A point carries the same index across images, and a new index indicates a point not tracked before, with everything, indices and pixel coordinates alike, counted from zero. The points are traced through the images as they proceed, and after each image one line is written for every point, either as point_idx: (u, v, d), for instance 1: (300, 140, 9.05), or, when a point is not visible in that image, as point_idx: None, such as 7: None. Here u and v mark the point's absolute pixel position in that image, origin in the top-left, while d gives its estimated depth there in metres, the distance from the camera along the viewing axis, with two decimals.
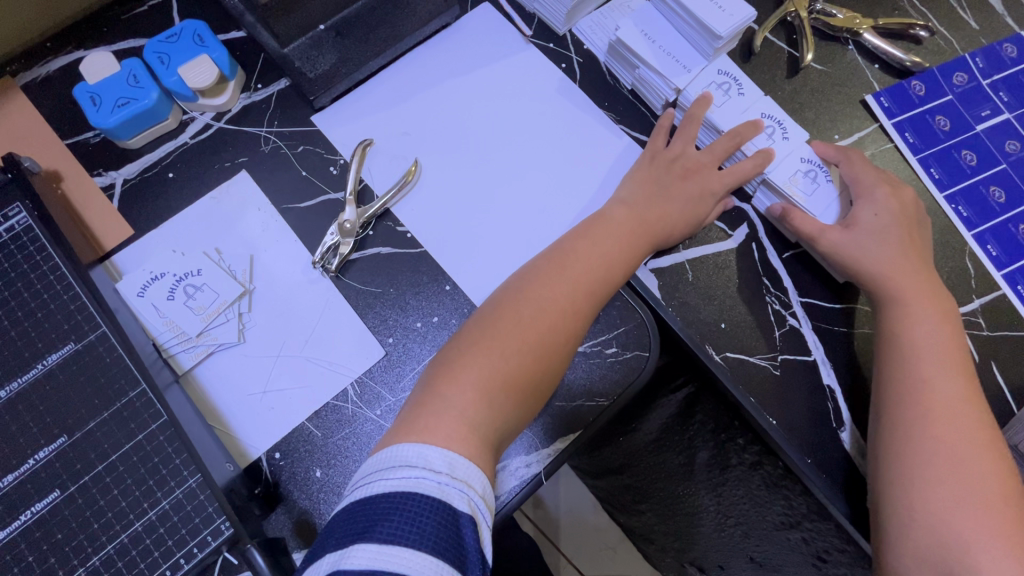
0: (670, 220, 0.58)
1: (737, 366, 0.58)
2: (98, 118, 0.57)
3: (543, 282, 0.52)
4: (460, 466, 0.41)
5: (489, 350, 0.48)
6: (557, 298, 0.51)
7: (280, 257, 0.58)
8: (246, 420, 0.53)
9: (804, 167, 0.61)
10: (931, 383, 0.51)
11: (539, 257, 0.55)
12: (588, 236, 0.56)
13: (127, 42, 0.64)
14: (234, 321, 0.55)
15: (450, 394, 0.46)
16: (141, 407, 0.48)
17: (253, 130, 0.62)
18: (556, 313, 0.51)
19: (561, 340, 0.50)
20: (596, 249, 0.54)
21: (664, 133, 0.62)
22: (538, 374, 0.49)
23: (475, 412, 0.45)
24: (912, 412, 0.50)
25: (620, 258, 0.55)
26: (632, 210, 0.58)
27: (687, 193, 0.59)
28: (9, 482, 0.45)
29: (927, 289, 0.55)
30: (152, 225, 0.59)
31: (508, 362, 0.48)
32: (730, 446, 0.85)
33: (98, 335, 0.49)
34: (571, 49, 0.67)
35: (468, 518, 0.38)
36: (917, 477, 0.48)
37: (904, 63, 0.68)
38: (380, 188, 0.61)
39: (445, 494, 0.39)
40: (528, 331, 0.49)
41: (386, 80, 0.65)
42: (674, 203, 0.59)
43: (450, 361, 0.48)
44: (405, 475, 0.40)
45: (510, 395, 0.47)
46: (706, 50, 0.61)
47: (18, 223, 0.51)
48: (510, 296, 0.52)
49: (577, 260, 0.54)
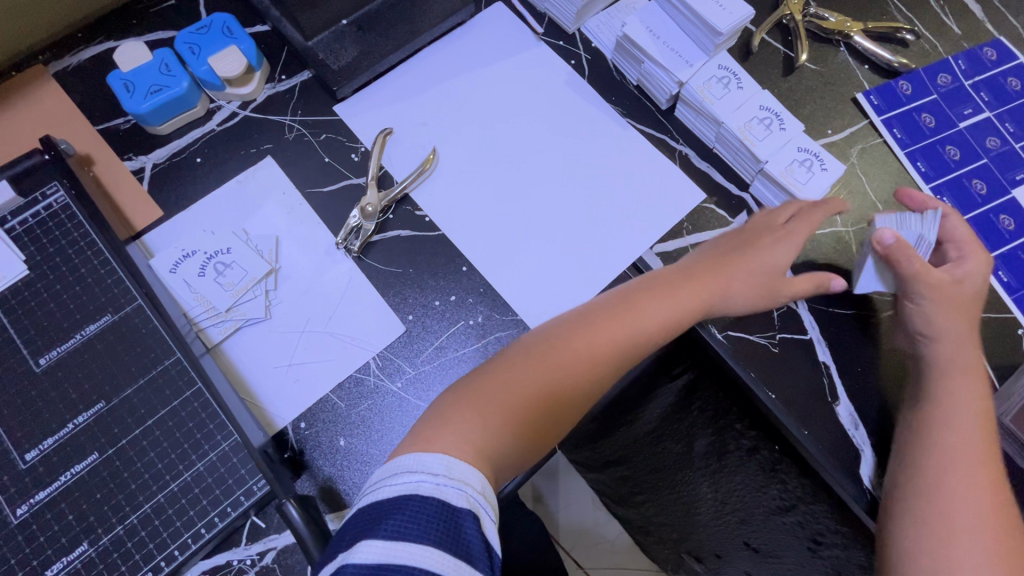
0: (739, 278, 0.59)
1: (738, 344, 0.61)
2: (131, 105, 0.60)
3: (562, 331, 0.54)
4: (457, 468, 0.43)
5: (502, 391, 0.50)
6: (578, 348, 0.54)
7: (305, 237, 0.61)
8: (273, 391, 0.56)
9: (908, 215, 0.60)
10: (955, 436, 0.53)
11: (571, 312, 0.57)
12: (638, 306, 0.56)
13: (155, 33, 0.66)
14: (261, 297, 0.58)
15: (460, 419, 0.48)
16: (175, 374, 0.50)
17: (278, 118, 0.65)
18: (569, 360, 0.53)
19: (566, 392, 0.53)
20: (648, 305, 0.56)
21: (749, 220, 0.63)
22: (537, 425, 0.51)
23: (479, 435, 0.47)
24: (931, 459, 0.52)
25: (665, 328, 0.56)
26: (687, 270, 0.60)
27: (757, 267, 0.60)
28: (50, 445, 0.47)
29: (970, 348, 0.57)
30: (181, 207, 0.61)
31: (516, 405, 0.50)
32: (727, 433, 0.88)
33: (134, 307, 0.52)
34: (580, 46, 0.71)
35: (468, 513, 0.40)
36: (914, 508, 0.51)
37: (892, 64, 0.72)
38: (400, 174, 0.64)
39: (443, 494, 0.40)
40: (542, 381, 0.52)
41: (404, 73, 0.68)
42: (741, 274, 0.59)
43: (461, 398, 0.50)
44: (407, 480, 0.41)
45: (516, 432, 0.49)
46: (707, 47, 0.64)
47: (57, 202, 0.53)
48: (531, 341, 0.54)
49: (618, 315, 0.55)
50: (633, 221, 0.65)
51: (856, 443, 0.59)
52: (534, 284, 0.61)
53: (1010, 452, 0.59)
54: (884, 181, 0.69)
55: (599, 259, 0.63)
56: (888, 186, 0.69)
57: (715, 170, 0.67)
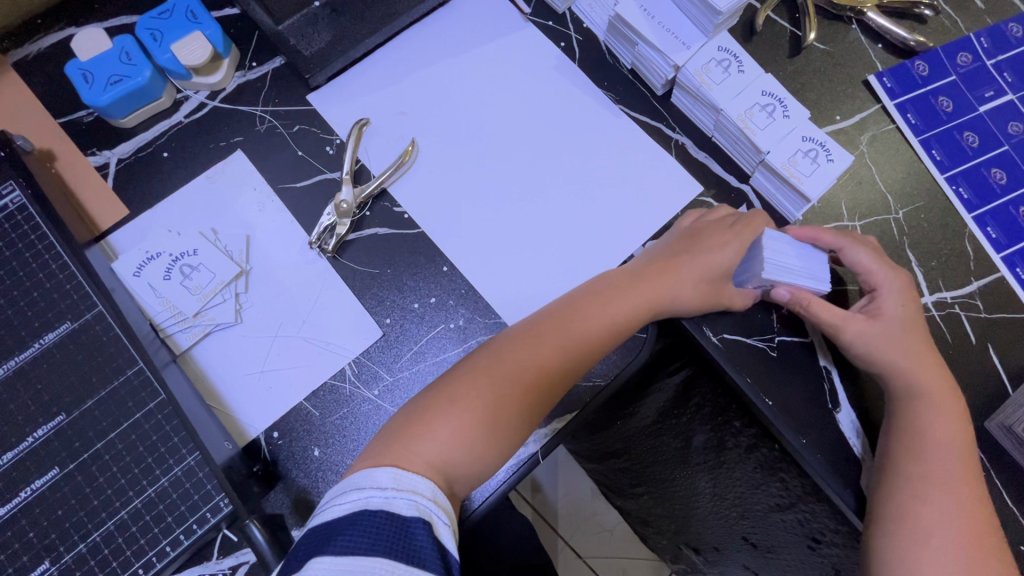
0: (681, 292, 0.54)
1: (734, 347, 0.57)
2: (90, 96, 0.56)
3: (529, 336, 0.51)
4: (406, 479, 0.42)
5: (463, 401, 0.48)
6: (540, 358, 0.50)
7: (277, 237, 0.58)
8: (244, 399, 0.54)
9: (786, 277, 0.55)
10: (937, 494, 0.49)
11: (539, 314, 0.53)
12: (584, 313, 0.52)
13: (118, 19, 0.62)
14: (230, 301, 0.55)
15: (428, 436, 0.46)
16: (138, 386, 0.48)
17: (248, 109, 0.62)
18: (534, 371, 0.50)
19: (536, 404, 0.50)
20: (605, 315, 0.52)
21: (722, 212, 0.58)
22: (502, 438, 0.48)
23: (442, 455, 0.46)
24: (911, 523, 0.49)
25: (617, 334, 0.53)
26: (631, 278, 0.54)
27: (699, 272, 0.54)
28: (8, 460, 0.45)
29: (921, 371, 0.53)
30: (147, 205, 0.59)
31: (480, 421, 0.47)
32: (726, 429, 0.82)
33: (94, 314, 0.49)
34: (570, 27, 0.66)
35: (418, 522, 0.39)
36: (897, 538, 0.49)
37: (908, 42, 0.67)
38: (377, 168, 0.61)
39: (392, 506, 0.40)
40: (505, 391, 0.48)
41: (382, 60, 0.64)
42: (682, 282, 0.54)
43: (421, 411, 0.48)
44: (357, 497, 0.40)
45: (480, 444, 0.47)
46: (706, 27, 0.59)
47: (12, 202, 0.50)
48: (499, 347, 0.51)
49: (573, 325, 0.52)
50: (623, 217, 0.61)
51: (858, 453, 0.56)
52: (518, 285, 0.58)
53: (1021, 462, 0.56)
54: (896, 171, 0.65)
55: (587, 257, 0.59)
56: (900, 177, 0.64)
57: (713, 160, 0.63)
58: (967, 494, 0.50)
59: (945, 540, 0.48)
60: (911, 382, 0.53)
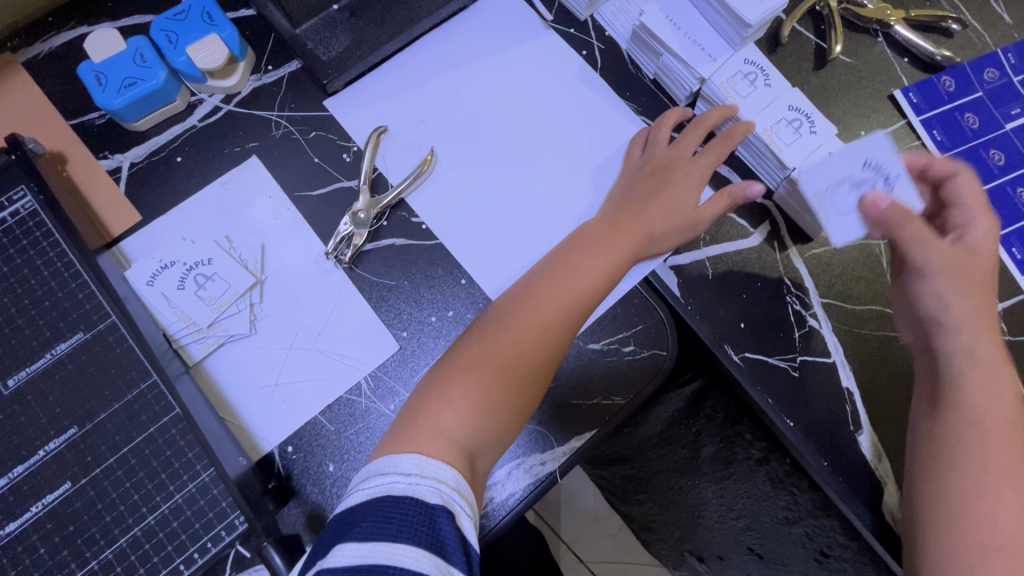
0: (658, 224, 0.56)
1: (756, 367, 0.57)
2: (103, 99, 0.55)
3: (522, 302, 0.50)
4: (430, 465, 0.41)
5: (469, 372, 0.47)
6: (541, 322, 0.49)
7: (293, 246, 0.57)
8: (258, 412, 0.53)
9: (865, 174, 0.53)
10: (992, 489, 0.46)
11: (525, 278, 0.53)
12: (573, 265, 0.52)
13: (131, 18, 0.61)
14: (245, 312, 0.54)
15: (441, 412, 0.45)
16: (152, 399, 0.47)
17: (264, 114, 0.60)
18: (539, 335, 0.49)
19: (543, 367, 0.48)
20: (597, 259, 0.53)
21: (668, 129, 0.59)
22: (520, 406, 0.47)
23: (462, 431, 0.45)
24: (962, 524, 0.46)
25: (609, 280, 0.53)
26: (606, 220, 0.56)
27: (670, 202, 0.57)
28: (19, 473, 0.44)
29: (984, 328, 0.50)
30: (160, 211, 0.57)
31: (492, 393, 0.46)
32: (737, 441, 0.87)
33: (108, 325, 0.48)
34: (592, 35, 0.64)
35: (442, 509, 0.39)
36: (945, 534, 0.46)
37: (934, 57, 0.66)
38: (395, 177, 0.59)
39: (417, 493, 0.39)
40: (509, 359, 0.48)
41: (401, 65, 0.63)
42: (657, 213, 0.57)
43: (439, 385, 0.47)
44: (380, 482, 0.40)
45: (499, 410, 0.46)
46: (734, 39, 0.58)
47: (24, 207, 0.49)
48: (495, 316, 0.50)
49: (563, 282, 0.51)
50: None
51: (878, 476, 0.55)
52: None
53: None
54: None
55: None
56: None
57: (735, 175, 0.62)
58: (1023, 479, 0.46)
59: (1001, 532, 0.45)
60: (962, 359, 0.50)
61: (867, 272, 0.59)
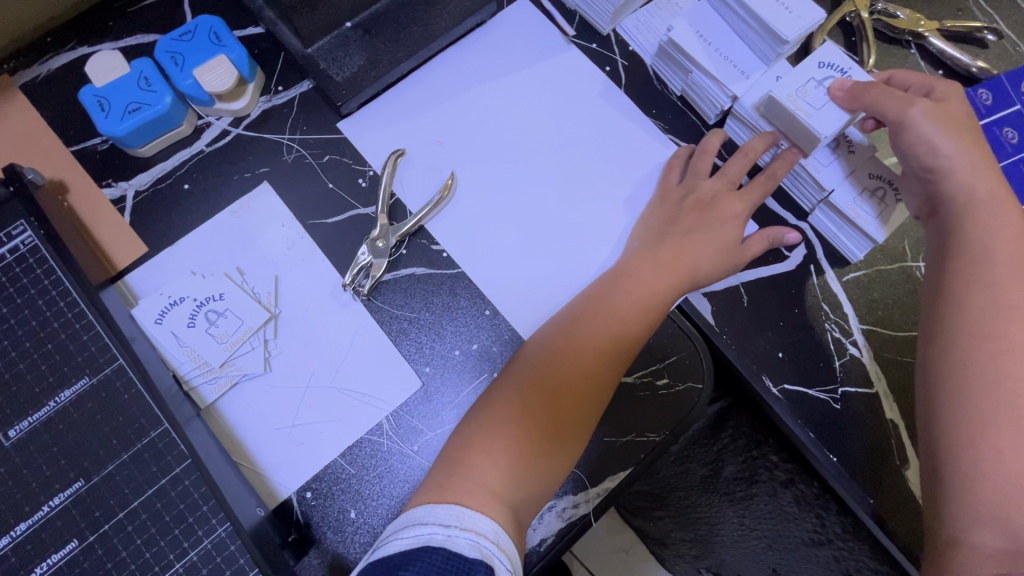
0: (700, 260, 0.53)
1: (796, 399, 0.54)
2: (106, 126, 0.52)
3: (558, 341, 0.48)
4: (469, 516, 0.39)
5: (508, 418, 0.45)
6: (580, 362, 0.47)
7: (307, 277, 0.54)
8: (274, 457, 0.50)
9: (822, 73, 0.53)
10: (1021, 416, 0.42)
11: (561, 315, 0.51)
12: (609, 299, 0.50)
13: (134, 38, 0.58)
14: (259, 349, 0.51)
15: (479, 462, 0.43)
16: (163, 448, 0.44)
17: (275, 137, 0.57)
18: (579, 374, 0.47)
19: (586, 407, 0.46)
20: (636, 294, 0.51)
21: (710, 158, 0.57)
22: (562, 457, 0.45)
23: (502, 482, 0.42)
24: (976, 422, 0.43)
25: (649, 315, 0.50)
26: (648, 257, 0.53)
27: (711, 240, 0.54)
28: (22, 531, 0.41)
29: (999, 227, 0.48)
30: (167, 241, 0.54)
31: (533, 439, 0.44)
32: (760, 463, 0.84)
33: (115, 369, 0.45)
34: (616, 50, 0.62)
35: (482, 565, 0.36)
36: (964, 432, 0.43)
37: (970, 70, 0.63)
38: (413, 203, 0.57)
39: (455, 546, 0.37)
40: (551, 402, 0.46)
41: (417, 84, 0.60)
42: (700, 248, 0.53)
43: (474, 434, 0.45)
44: (418, 533, 0.38)
45: (542, 457, 0.44)
46: (768, 55, 0.55)
47: (24, 243, 0.46)
48: (530, 358, 0.48)
49: (601, 318, 0.49)
50: None
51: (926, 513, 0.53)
52: None
53: None
54: None
55: None
56: None
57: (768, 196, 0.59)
58: None
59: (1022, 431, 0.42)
60: (983, 264, 0.47)
61: (908, 297, 0.56)
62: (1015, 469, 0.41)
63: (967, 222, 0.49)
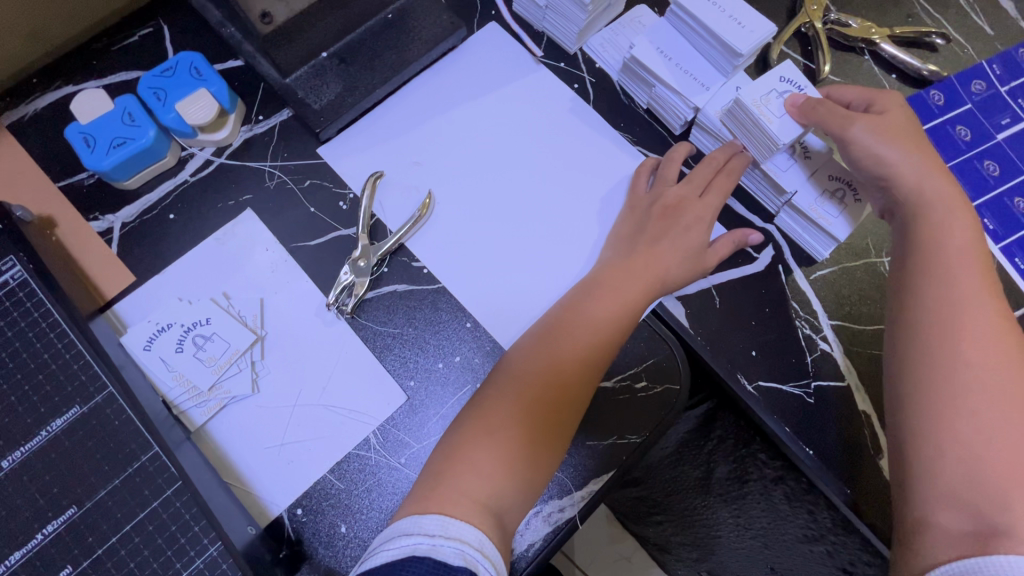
0: (669, 266, 0.55)
1: (771, 395, 0.56)
2: (92, 161, 0.54)
3: (535, 351, 0.50)
4: (454, 526, 0.40)
5: (489, 428, 0.46)
6: (558, 369, 0.49)
7: (292, 299, 0.56)
8: (264, 475, 0.51)
9: (783, 86, 0.55)
10: (985, 404, 0.44)
11: (539, 326, 0.53)
12: (584, 308, 0.52)
13: (118, 75, 0.60)
14: (246, 371, 0.53)
15: (463, 472, 0.44)
16: (154, 472, 0.45)
17: (257, 165, 0.59)
18: (557, 382, 0.48)
19: (566, 413, 0.48)
20: (610, 302, 0.52)
21: (674, 167, 0.59)
22: (542, 464, 0.46)
23: (484, 490, 0.43)
24: (941, 411, 0.45)
25: (623, 322, 0.52)
26: (620, 265, 0.55)
27: (678, 245, 0.56)
28: (16, 560, 0.42)
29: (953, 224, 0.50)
30: (154, 270, 0.56)
31: (514, 446, 0.45)
32: (750, 462, 0.85)
33: (105, 396, 0.46)
34: (583, 68, 0.65)
35: (465, 572, 0.37)
36: (930, 421, 0.45)
37: (921, 72, 0.66)
38: (393, 223, 0.59)
39: (440, 554, 0.38)
40: (531, 409, 0.47)
41: (393, 108, 0.62)
42: (669, 253, 0.55)
43: (457, 445, 0.46)
44: (404, 543, 0.39)
45: (524, 465, 0.45)
46: (725, 67, 0.58)
47: (13, 278, 0.47)
48: (510, 367, 0.50)
49: (577, 327, 0.51)
50: None
51: None
52: None
53: None
54: None
55: None
56: None
57: (734, 200, 0.61)
58: (1003, 352, 0.45)
59: (985, 419, 0.43)
60: (936, 258, 0.49)
61: (873, 292, 0.59)
62: (981, 456, 0.42)
63: (922, 220, 0.51)
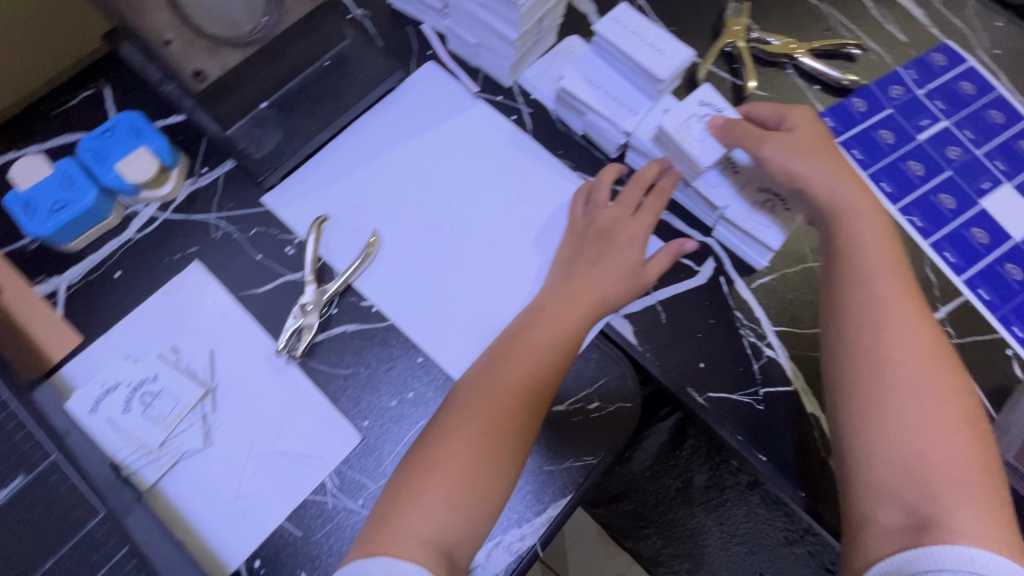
0: (610, 287, 0.56)
1: (721, 405, 0.57)
2: (33, 227, 0.54)
3: (482, 381, 0.51)
4: (398, 565, 0.41)
5: (437, 464, 0.47)
6: (504, 398, 0.49)
7: (242, 348, 0.56)
8: (218, 529, 0.51)
9: (702, 111, 0.59)
10: (908, 402, 0.46)
11: (486, 356, 0.53)
12: (529, 336, 0.53)
13: (60, 138, 0.61)
14: (198, 425, 0.53)
15: (412, 512, 0.44)
16: (101, 537, 0.44)
17: (202, 217, 0.60)
18: (503, 412, 0.49)
19: (514, 442, 0.48)
20: (553, 327, 0.54)
21: (606, 190, 0.61)
22: (493, 495, 0.47)
23: (433, 529, 0.44)
24: (870, 415, 0.46)
25: (567, 347, 0.53)
26: (562, 290, 0.56)
27: (616, 266, 0.57)
28: None
29: (869, 231, 0.53)
30: (102, 329, 0.56)
31: (463, 481, 0.46)
32: (725, 468, 0.86)
33: (49, 464, 0.45)
34: (519, 100, 0.67)
35: None
36: (861, 424, 0.46)
37: (841, 82, 0.70)
38: (340, 264, 0.59)
39: None
40: (479, 441, 0.47)
41: (335, 151, 0.64)
42: (608, 275, 0.57)
43: (407, 483, 0.46)
44: None
45: (473, 499, 0.46)
46: (651, 92, 0.60)
47: None
48: (457, 400, 0.50)
49: (522, 355, 0.52)
50: None
51: None
52: None
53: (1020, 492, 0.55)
54: None
55: None
56: None
57: (674, 217, 0.63)
58: (923, 351, 0.47)
59: (910, 419, 0.45)
60: (857, 265, 0.52)
61: (812, 296, 0.60)
62: (907, 454, 0.44)
63: (843, 228, 0.54)
